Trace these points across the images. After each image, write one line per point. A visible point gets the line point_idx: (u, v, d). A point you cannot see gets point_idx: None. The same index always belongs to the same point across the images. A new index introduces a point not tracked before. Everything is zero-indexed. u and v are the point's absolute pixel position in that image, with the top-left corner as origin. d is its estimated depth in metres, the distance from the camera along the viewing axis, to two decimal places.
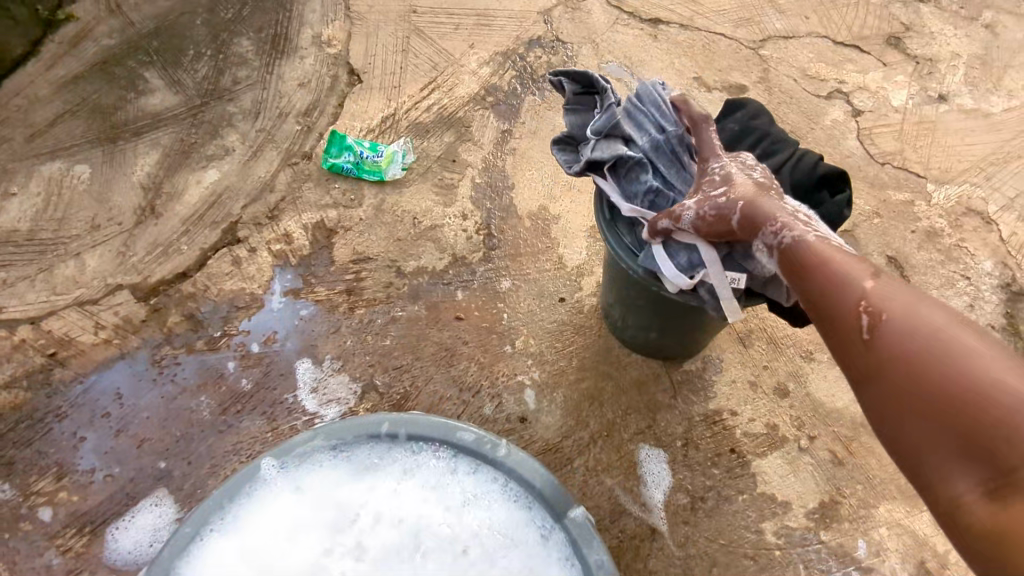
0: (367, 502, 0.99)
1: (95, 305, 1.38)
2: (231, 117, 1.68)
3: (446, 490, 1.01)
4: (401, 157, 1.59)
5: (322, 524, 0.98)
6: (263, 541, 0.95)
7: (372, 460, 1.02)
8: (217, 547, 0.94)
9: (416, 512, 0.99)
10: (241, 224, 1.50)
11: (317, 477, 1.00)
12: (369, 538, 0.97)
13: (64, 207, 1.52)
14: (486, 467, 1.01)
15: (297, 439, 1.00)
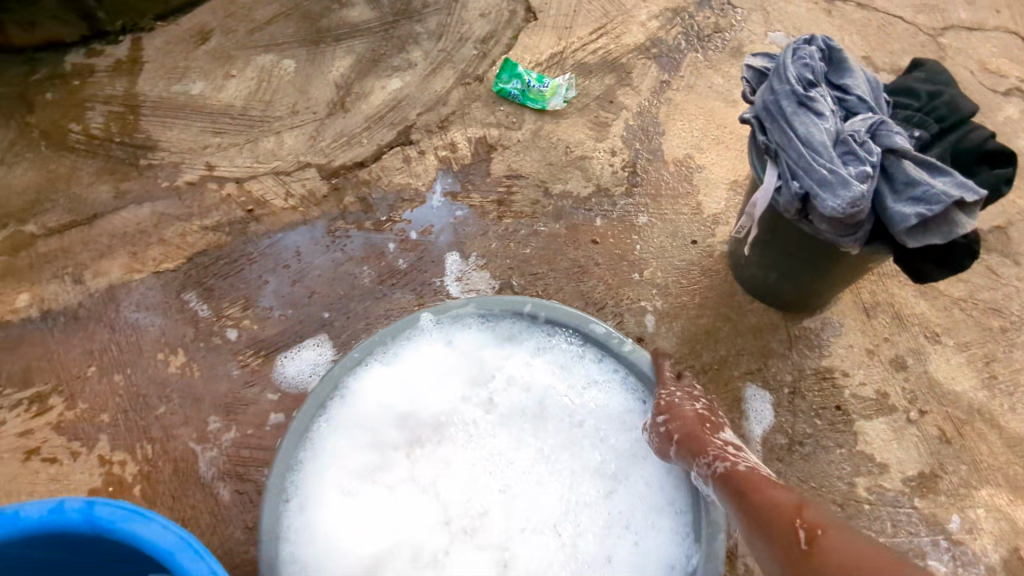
0: (503, 367, 1.15)
1: (288, 176, 1.61)
2: (417, 36, 1.86)
3: (572, 371, 1.15)
4: (565, 90, 1.72)
5: (463, 377, 1.15)
6: (415, 378, 1.14)
7: (513, 333, 1.17)
8: (379, 374, 1.11)
9: (542, 384, 1.14)
10: (414, 129, 1.68)
11: (465, 337, 1.17)
12: (500, 397, 1.15)
13: (271, 92, 1.76)
14: (609, 360, 1.14)
15: (454, 302, 1.15)
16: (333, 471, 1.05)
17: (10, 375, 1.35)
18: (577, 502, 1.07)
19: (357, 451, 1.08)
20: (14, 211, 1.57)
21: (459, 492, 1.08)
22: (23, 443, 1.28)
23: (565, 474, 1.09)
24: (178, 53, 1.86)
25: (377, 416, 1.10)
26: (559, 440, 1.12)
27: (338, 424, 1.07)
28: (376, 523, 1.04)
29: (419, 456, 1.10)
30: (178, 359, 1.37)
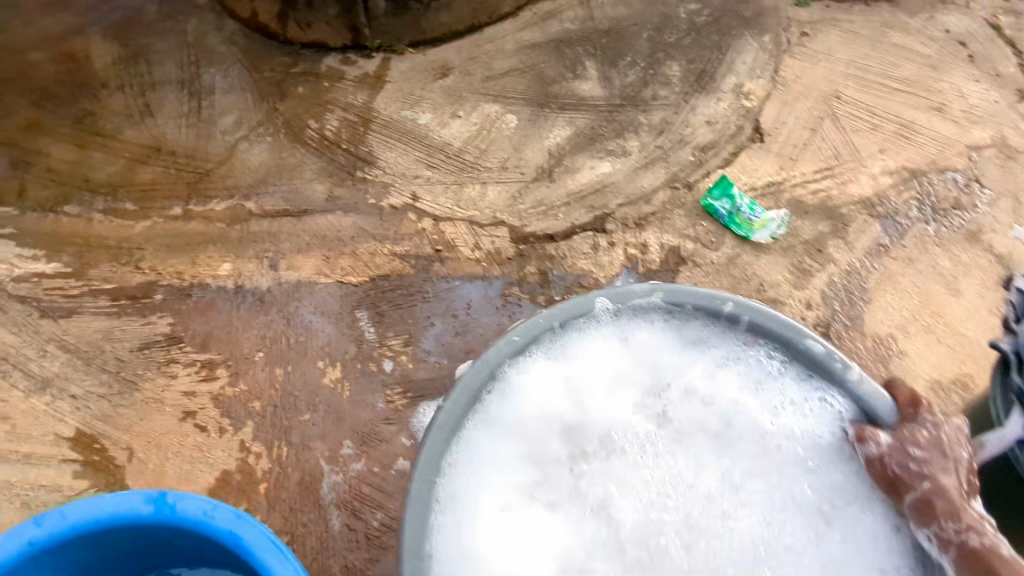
0: (685, 374, 0.98)
1: (481, 228, 1.65)
2: (639, 125, 1.87)
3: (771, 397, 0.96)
4: (775, 227, 1.64)
5: (637, 380, 0.99)
6: (583, 373, 0.97)
7: (702, 338, 0.98)
8: (543, 364, 0.96)
9: (737, 408, 0.96)
10: (611, 218, 1.67)
11: (644, 334, 0.99)
12: (681, 409, 0.98)
13: (488, 142, 1.84)
14: (823, 385, 0.94)
15: (636, 289, 0.97)
16: (485, 471, 0.91)
17: (193, 335, 1.47)
18: (778, 544, 0.91)
19: (513, 448, 0.93)
20: (241, 186, 1.74)
21: (633, 509, 0.93)
22: (184, 402, 1.38)
23: (760, 512, 0.93)
24: (416, 82, 2.00)
25: (536, 414, 0.94)
26: (753, 464, 0.95)
27: (495, 414, 0.93)
28: (533, 538, 0.90)
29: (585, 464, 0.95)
30: (335, 373, 1.42)
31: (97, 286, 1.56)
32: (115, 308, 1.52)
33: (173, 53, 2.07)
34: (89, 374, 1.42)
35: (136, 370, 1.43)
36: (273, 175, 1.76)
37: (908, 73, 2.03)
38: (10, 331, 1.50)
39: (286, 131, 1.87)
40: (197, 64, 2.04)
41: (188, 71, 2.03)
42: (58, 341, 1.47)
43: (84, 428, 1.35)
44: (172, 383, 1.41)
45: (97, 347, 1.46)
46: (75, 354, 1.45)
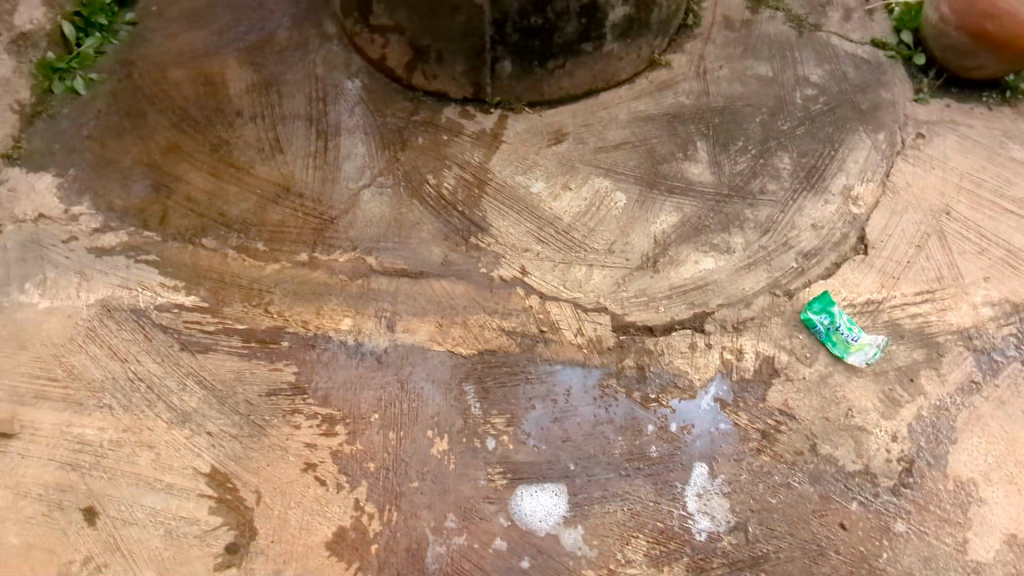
0: None
1: (585, 312, 1.74)
2: (745, 220, 1.92)
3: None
4: (872, 352, 1.69)
5: None
6: None
7: None
8: None
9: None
10: (710, 319, 1.74)
11: None
12: None
13: (597, 220, 1.91)
14: None
15: None
16: None
17: (316, 388, 1.61)
18: None
19: None
20: (363, 238, 1.85)
21: None
22: (306, 453, 1.52)
23: None
24: (532, 144, 2.06)
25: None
26: None
27: None
28: None
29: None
30: (442, 444, 1.54)
31: (230, 324, 1.69)
32: (247, 350, 1.66)
33: (302, 83, 2.15)
34: (223, 413, 1.57)
35: (265, 416, 1.57)
36: (393, 231, 1.87)
37: (1021, 193, 2.02)
38: (153, 359, 1.64)
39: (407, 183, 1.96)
40: (323, 98, 2.12)
41: (314, 104, 2.11)
42: (195, 376, 1.62)
43: (218, 466, 1.50)
44: (296, 433, 1.55)
45: (230, 387, 1.61)
46: (211, 392, 1.60)
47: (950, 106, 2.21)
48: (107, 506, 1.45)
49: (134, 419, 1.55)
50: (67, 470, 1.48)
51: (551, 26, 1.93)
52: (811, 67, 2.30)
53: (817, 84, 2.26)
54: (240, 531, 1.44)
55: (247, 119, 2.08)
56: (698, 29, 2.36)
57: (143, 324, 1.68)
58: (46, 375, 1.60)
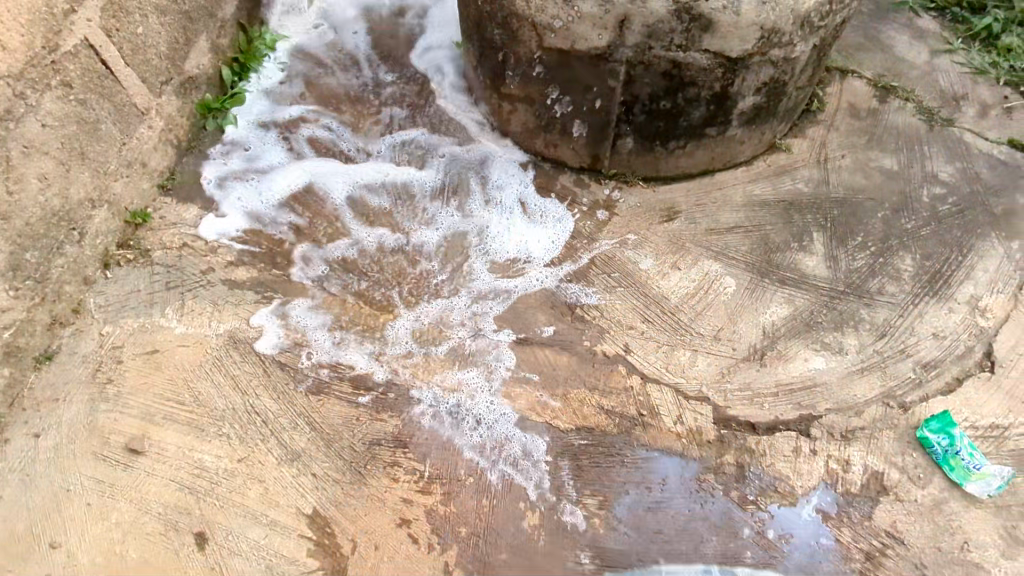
0: None
1: (687, 399, 1.72)
2: (860, 321, 1.86)
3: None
4: (995, 484, 1.57)
5: None
6: None
7: None
8: None
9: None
10: (817, 422, 1.68)
11: None
12: None
13: (705, 304, 1.90)
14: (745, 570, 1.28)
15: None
16: None
17: (416, 443, 1.66)
18: None
19: None
20: (473, 298, 1.91)
21: None
22: (402, 509, 1.57)
23: None
24: (643, 220, 2.09)
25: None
26: None
27: None
28: None
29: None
30: (534, 518, 1.55)
31: (343, 368, 1.78)
32: (355, 396, 1.74)
33: (430, 140, 2.27)
34: (328, 456, 1.64)
35: (366, 464, 1.63)
36: (504, 293, 1.92)
37: None
38: (270, 395, 1.74)
39: (520, 244, 2.02)
40: (449, 155, 2.23)
41: (437, 161, 2.21)
42: (307, 417, 1.71)
43: (319, 509, 1.57)
44: (394, 487, 1.60)
45: (337, 431, 1.69)
46: (319, 434, 1.68)
47: None
48: (216, 532, 1.53)
49: (248, 451, 1.65)
50: (184, 493, 1.58)
51: (679, 109, 1.95)
52: (941, 164, 2.22)
53: (946, 182, 2.18)
54: None
55: (376, 169, 2.20)
56: (822, 115, 2.34)
57: (264, 359, 1.80)
58: (175, 399, 1.73)
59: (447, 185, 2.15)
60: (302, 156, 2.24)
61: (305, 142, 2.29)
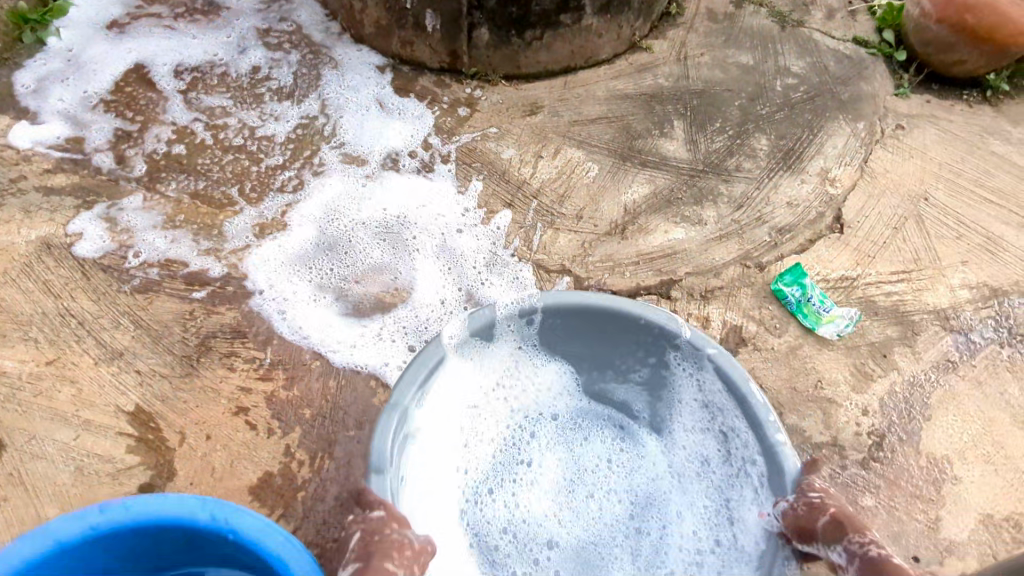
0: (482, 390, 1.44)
1: (547, 273, 1.67)
2: (718, 195, 1.87)
3: (720, 482, 1.36)
4: (843, 325, 1.61)
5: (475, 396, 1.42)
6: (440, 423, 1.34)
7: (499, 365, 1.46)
8: (459, 382, 1.38)
9: (732, 419, 1.33)
10: (677, 285, 1.67)
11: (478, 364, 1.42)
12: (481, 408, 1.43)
13: (568, 188, 1.85)
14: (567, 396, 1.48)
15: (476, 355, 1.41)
16: (438, 401, 1.33)
17: (256, 332, 1.52)
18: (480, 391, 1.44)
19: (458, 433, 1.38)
20: (321, 186, 1.79)
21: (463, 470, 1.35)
22: (237, 397, 1.43)
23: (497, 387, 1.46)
24: (505, 115, 2.03)
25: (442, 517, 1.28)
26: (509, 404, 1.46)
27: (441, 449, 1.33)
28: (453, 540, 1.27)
29: (541, 557, 1.31)
30: (385, 394, 1.44)
31: (176, 266, 1.62)
32: (188, 292, 1.58)
33: (280, 46, 2.13)
34: (155, 353, 1.48)
35: (199, 357, 1.48)
36: (355, 180, 1.80)
37: (1002, 183, 1.98)
38: (89, 297, 1.55)
39: (374, 139, 1.91)
40: (300, 60, 2.10)
41: (288, 65, 2.08)
42: (131, 316, 1.53)
43: (143, 405, 1.41)
44: (230, 376, 1.46)
45: (166, 327, 1.52)
46: (145, 332, 1.51)
47: (931, 102, 2.20)
48: (16, 438, 1.34)
49: (59, 353, 1.46)
50: None
51: None
52: (792, 59, 2.29)
53: (798, 74, 2.24)
54: (157, 471, 1.33)
55: (218, 72, 2.05)
56: (681, 18, 2.37)
57: (83, 262, 1.61)
58: None
59: (297, 83, 2.03)
60: (135, 60, 2.05)
61: (138, 49, 2.09)
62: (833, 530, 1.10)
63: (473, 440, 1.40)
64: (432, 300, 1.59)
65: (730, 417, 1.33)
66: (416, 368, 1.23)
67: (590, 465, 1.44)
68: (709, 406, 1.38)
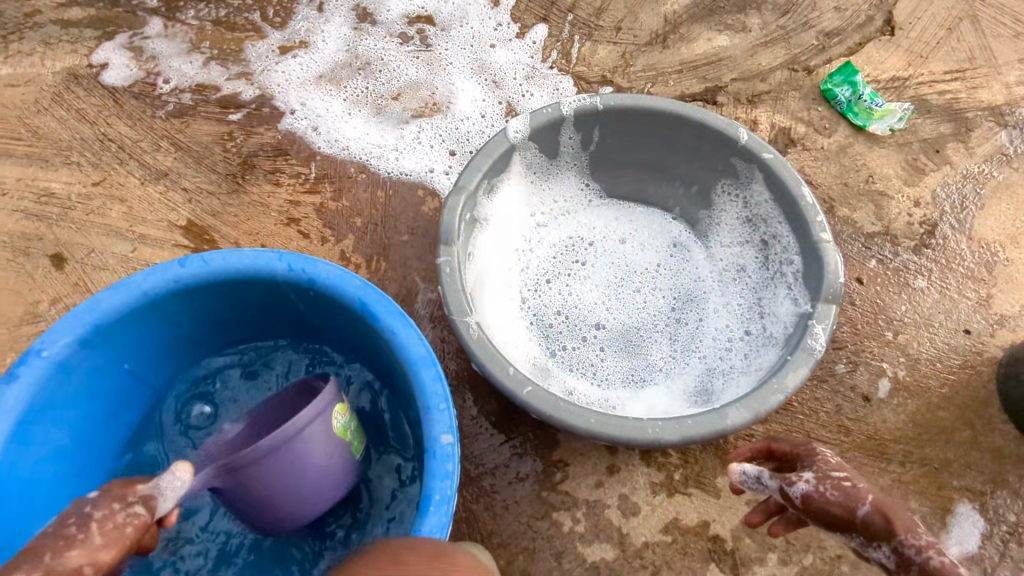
0: (543, 204, 1.40)
1: (589, 85, 1.63)
2: (763, 3, 1.75)
3: (761, 285, 1.29)
4: (897, 118, 1.57)
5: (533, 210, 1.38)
6: (500, 229, 1.32)
7: (559, 181, 1.39)
8: (518, 194, 1.34)
9: (776, 224, 1.24)
10: (723, 92, 1.62)
11: (541, 180, 1.37)
12: (544, 223, 1.40)
13: (604, 0, 1.73)
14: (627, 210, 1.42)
15: (540, 169, 1.35)
16: (498, 208, 1.30)
17: (299, 150, 1.50)
18: (539, 205, 1.39)
19: (514, 241, 1.36)
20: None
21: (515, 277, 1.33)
22: (288, 210, 1.44)
23: (559, 204, 1.41)
24: None
25: (501, 294, 1.29)
26: (570, 220, 1.41)
27: (500, 254, 1.32)
28: (509, 332, 1.26)
29: (589, 337, 1.30)
30: (435, 203, 1.44)
31: (208, 90, 1.57)
32: (224, 115, 1.54)
33: None
34: (200, 172, 1.47)
35: (244, 175, 1.47)
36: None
37: None
38: (124, 123, 1.52)
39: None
40: None
41: None
42: (171, 138, 1.50)
43: (195, 219, 1.42)
44: (277, 192, 1.45)
45: (207, 148, 1.50)
46: (187, 153, 1.49)
47: None
48: (76, 252, 1.37)
49: (104, 174, 1.46)
50: (35, 220, 1.40)
51: None
52: None
53: None
54: None
55: None
56: None
57: (113, 91, 1.56)
58: (11, 135, 1.50)
59: None
60: None
61: None
62: (875, 523, 0.85)
63: (536, 237, 1.39)
64: (474, 111, 1.57)
65: (785, 224, 1.22)
66: (482, 156, 1.20)
67: (641, 279, 1.37)
68: (768, 218, 1.25)
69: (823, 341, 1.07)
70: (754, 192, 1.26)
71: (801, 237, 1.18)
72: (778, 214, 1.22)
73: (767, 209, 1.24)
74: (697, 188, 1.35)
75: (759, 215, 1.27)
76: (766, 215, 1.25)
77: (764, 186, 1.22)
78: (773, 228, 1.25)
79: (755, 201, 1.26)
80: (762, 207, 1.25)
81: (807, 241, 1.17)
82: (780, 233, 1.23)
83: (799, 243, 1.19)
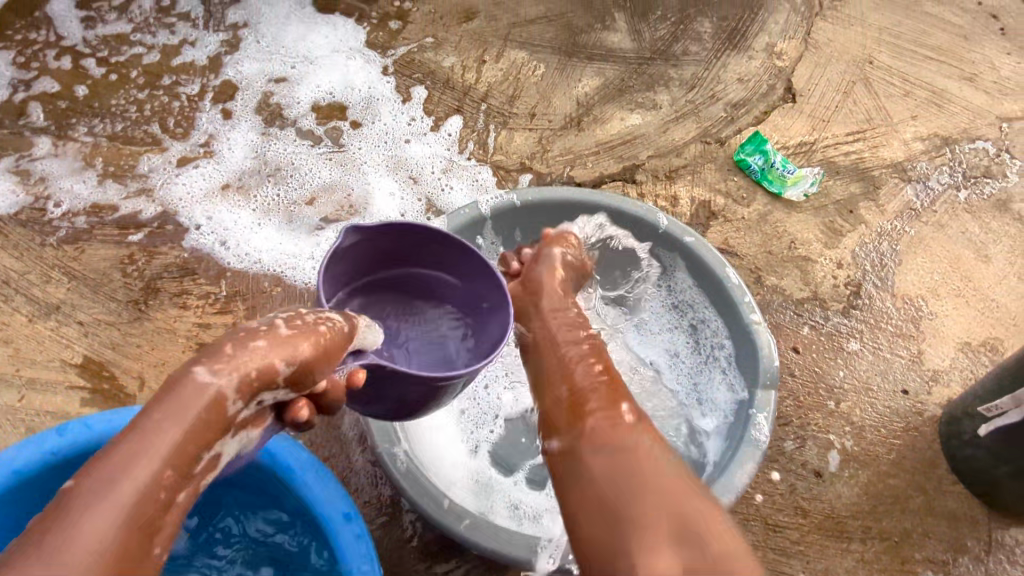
0: None
1: (508, 173, 1.62)
2: (670, 79, 1.80)
3: (696, 370, 1.25)
4: (808, 184, 1.61)
5: None
6: None
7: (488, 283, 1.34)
8: None
9: (704, 310, 1.22)
10: (641, 169, 1.63)
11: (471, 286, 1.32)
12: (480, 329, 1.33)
13: (516, 88, 1.74)
14: None
15: None
16: None
17: (207, 267, 1.41)
18: None
19: None
20: (256, 85, 1.69)
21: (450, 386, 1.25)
22: (198, 334, 1.34)
23: None
24: (440, 24, 1.84)
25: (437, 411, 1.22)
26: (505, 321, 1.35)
27: None
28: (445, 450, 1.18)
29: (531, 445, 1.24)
30: None
31: (104, 212, 1.47)
32: (123, 236, 1.44)
33: None
34: (97, 301, 1.35)
35: (147, 301, 1.36)
36: (287, 70, 1.72)
37: (941, 41, 1.94)
38: (10, 255, 1.40)
39: (297, 44, 1.77)
40: None
41: None
42: (63, 268, 1.39)
43: (92, 356, 1.30)
44: (183, 316, 1.35)
45: (105, 275, 1.39)
46: (82, 282, 1.38)
47: None
48: None
49: None
50: None
51: None
52: None
53: None
54: None
55: None
56: None
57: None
58: None
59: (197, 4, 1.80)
60: None
61: None
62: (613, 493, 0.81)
63: None
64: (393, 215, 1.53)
65: (716, 308, 1.19)
66: None
67: None
68: (699, 302, 1.22)
69: (766, 433, 1.04)
70: (682, 276, 1.24)
71: (734, 323, 1.15)
72: (709, 300, 1.20)
73: (698, 296, 1.22)
74: (627, 277, 1.32)
75: (691, 300, 1.24)
76: (698, 301, 1.23)
77: (694, 272, 1.20)
78: (706, 313, 1.22)
79: (685, 287, 1.24)
80: (693, 294, 1.23)
81: (741, 325, 1.14)
82: (713, 318, 1.20)
83: (733, 327, 1.16)
